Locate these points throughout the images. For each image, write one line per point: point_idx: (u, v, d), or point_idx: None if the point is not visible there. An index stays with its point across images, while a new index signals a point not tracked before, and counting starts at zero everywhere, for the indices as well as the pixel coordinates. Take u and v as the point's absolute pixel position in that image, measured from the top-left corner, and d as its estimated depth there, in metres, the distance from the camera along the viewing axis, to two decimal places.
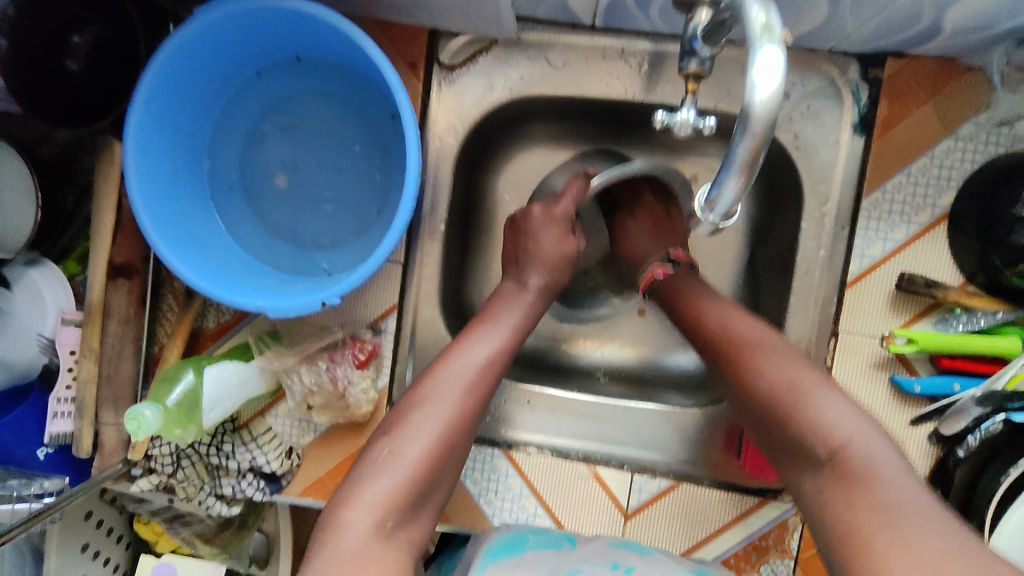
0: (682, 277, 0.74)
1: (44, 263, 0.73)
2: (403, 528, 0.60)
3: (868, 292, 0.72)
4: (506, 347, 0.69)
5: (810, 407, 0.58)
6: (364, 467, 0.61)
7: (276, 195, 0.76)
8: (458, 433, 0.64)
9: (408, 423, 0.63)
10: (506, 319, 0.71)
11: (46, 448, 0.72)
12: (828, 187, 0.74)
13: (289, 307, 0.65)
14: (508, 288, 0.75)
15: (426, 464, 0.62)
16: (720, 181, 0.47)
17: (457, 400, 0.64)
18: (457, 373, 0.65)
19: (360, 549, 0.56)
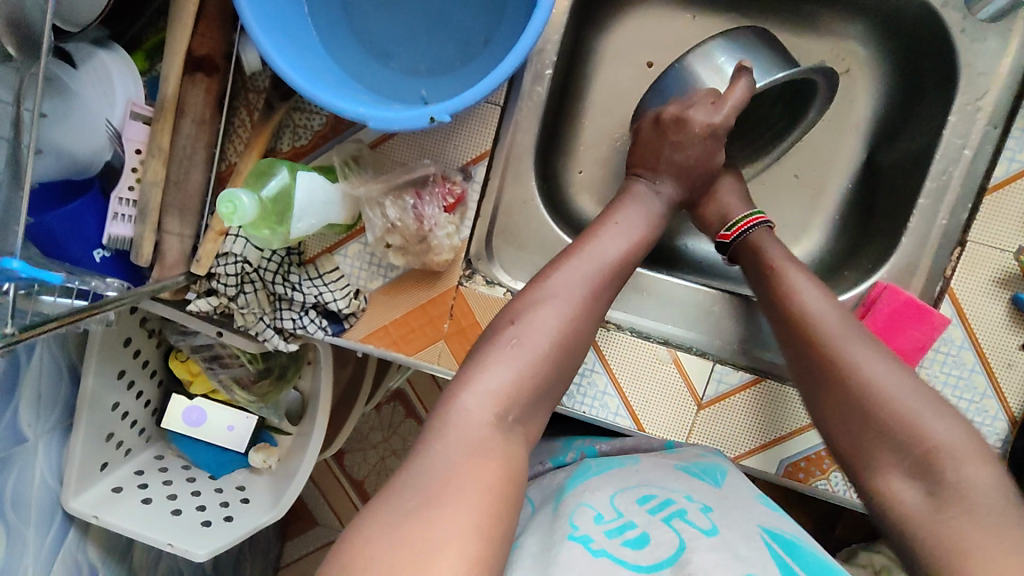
0: (765, 242, 0.68)
1: (115, 49, 0.66)
2: (524, 422, 0.56)
3: (1009, 200, 0.66)
4: (636, 251, 0.66)
5: (920, 429, 0.52)
6: (488, 351, 0.58)
7: (375, 8, 0.68)
8: (584, 324, 0.61)
9: (536, 310, 0.59)
10: (634, 221, 0.68)
11: (102, 251, 0.67)
12: (988, 80, 0.67)
13: (392, 119, 0.58)
14: (639, 189, 0.71)
15: (551, 355, 0.58)
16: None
17: (585, 294, 0.61)
18: (586, 268, 0.62)
19: (485, 432, 0.53)
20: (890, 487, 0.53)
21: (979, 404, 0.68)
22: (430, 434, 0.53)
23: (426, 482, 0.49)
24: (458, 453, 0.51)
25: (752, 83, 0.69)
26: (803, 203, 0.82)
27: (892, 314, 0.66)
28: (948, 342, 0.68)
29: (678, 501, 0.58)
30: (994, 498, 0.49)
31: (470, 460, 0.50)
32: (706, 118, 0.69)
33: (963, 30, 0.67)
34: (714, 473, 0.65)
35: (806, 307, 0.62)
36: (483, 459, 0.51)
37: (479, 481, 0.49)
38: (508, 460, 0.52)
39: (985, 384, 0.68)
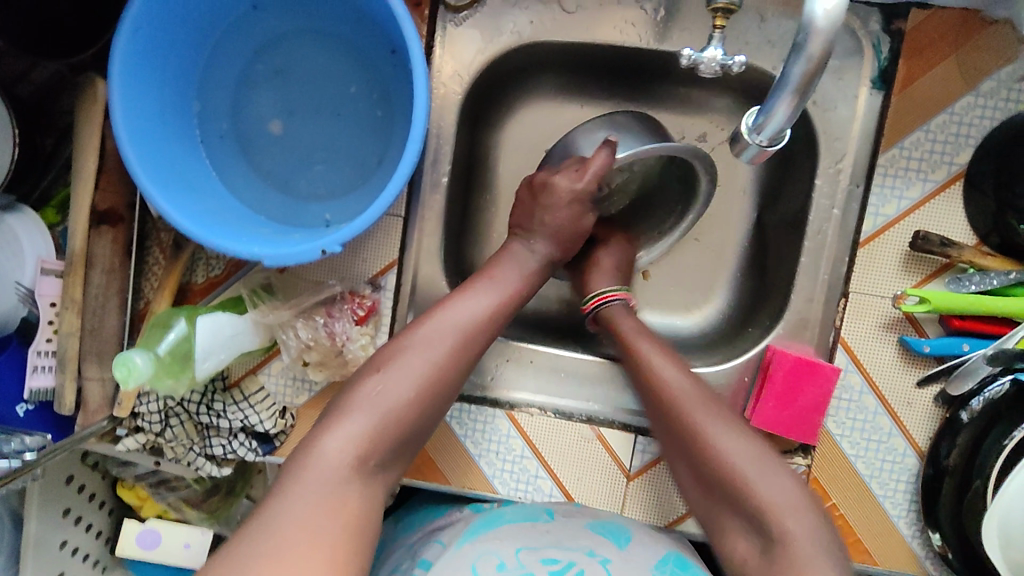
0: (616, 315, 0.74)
1: (22, 209, 0.69)
2: (381, 471, 0.58)
3: (879, 253, 0.71)
4: (507, 305, 0.69)
5: (758, 490, 0.58)
6: (351, 400, 0.59)
7: (272, 143, 0.72)
8: (449, 378, 0.63)
9: (401, 359, 0.61)
10: (509, 279, 0.71)
11: (25, 405, 0.68)
12: (844, 143, 0.73)
13: (287, 255, 0.62)
14: (515, 248, 0.75)
15: (413, 405, 0.60)
16: (771, 104, 0.48)
17: (453, 347, 0.64)
18: (454, 320, 0.65)
19: (339, 479, 0.54)
20: (732, 542, 0.60)
21: (888, 444, 0.73)
22: (286, 477, 0.54)
23: (278, 529, 0.50)
24: (311, 499, 0.52)
25: (613, 155, 0.74)
26: (706, 263, 0.86)
27: (787, 375, 0.70)
28: (848, 388, 0.72)
29: (580, 561, 0.60)
30: (815, 545, 0.55)
31: (318, 508, 0.52)
32: (569, 184, 0.74)
33: (816, 101, 0.73)
34: (619, 535, 0.66)
35: (672, 386, 0.66)
36: (332, 508, 0.52)
37: (331, 527, 0.51)
38: (362, 506, 0.54)
39: (890, 423, 0.72)
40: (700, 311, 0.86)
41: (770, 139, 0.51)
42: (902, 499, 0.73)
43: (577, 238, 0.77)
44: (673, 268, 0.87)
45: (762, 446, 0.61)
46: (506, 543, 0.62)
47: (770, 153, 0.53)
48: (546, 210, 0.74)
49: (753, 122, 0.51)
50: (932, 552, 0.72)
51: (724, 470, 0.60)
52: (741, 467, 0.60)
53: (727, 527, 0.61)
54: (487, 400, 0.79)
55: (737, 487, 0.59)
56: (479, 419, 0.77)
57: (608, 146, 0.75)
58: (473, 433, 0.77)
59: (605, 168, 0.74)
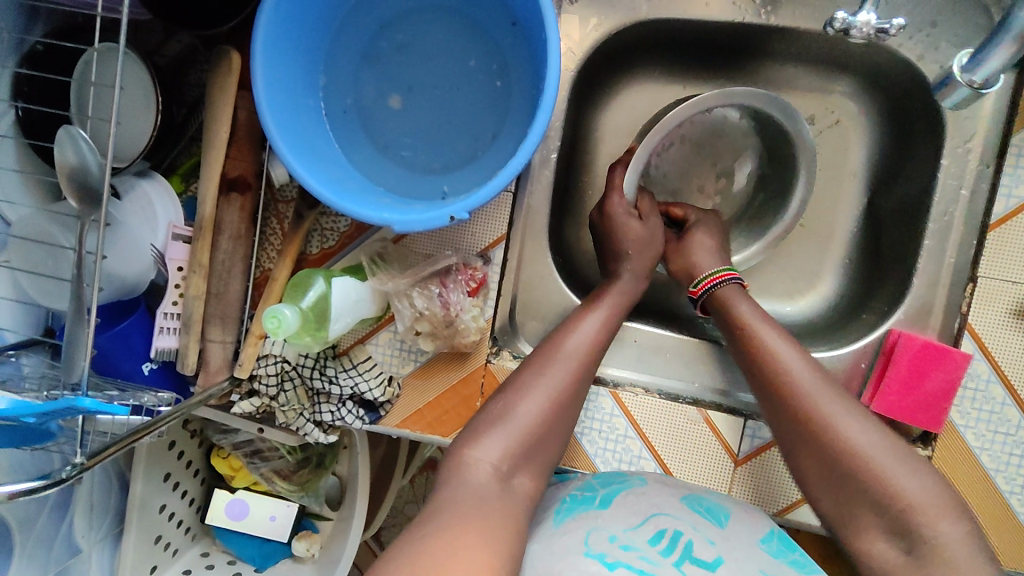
0: (735, 298, 0.70)
1: (154, 176, 0.72)
2: (515, 488, 0.57)
3: (1014, 235, 0.68)
4: (614, 327, 0.69)
5: (887, 480, 0.54)
6: (477, 424, 0.60)
7: (390, 117, 0.73)
8: (572, 404, 0.63)
9: (524, 384, 0.62)
10: (616, 299, 0.70)
11: (150, 364, 0.71)
12: (974, 122, 0.70)
13: (415, 222, 0.62)
14: (618, 270, 0.74)
15: (541, 427, 0.60)
16: (990, 53, 0.52)
17: (572, 372, 0.63)
18: (576, 342, 0.65)
19: (487, 506, 0.53)
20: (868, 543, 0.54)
21: (1017, 437, 0.69)
22: (431, 506, 0.53)
23: (436, 544, 0.49)
24: (460, 524, 0.51)
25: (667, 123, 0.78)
26: (812, 249, 0.84)
27: (911, 359, 0.69)
28: (975, 377, 0.69)
29: (686, 531, 0.59)
30: (970, 552, 0.50)
31: (474, 531, 0.50)
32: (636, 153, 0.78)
33: None
34: (717, 512, 0.64)
35: (792, 369, 0.62)
36: (485, 529, 0.51)
37: (482, 537, 0.50)
38: (510, 528, 0.53)
39: (1019, 416, 0.69)
40: (805, 297, 0.84)
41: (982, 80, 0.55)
42: None
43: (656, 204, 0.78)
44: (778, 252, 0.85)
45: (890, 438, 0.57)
46: (610, 521, 0.60)
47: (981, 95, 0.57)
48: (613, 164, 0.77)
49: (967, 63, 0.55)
50: None
51: (853, 459, 0.56)
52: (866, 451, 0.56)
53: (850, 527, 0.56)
54: (590, 378, 0.78)
55: (871, 481, 0.55)
56: (583, 396, 0.76)
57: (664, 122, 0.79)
58: None
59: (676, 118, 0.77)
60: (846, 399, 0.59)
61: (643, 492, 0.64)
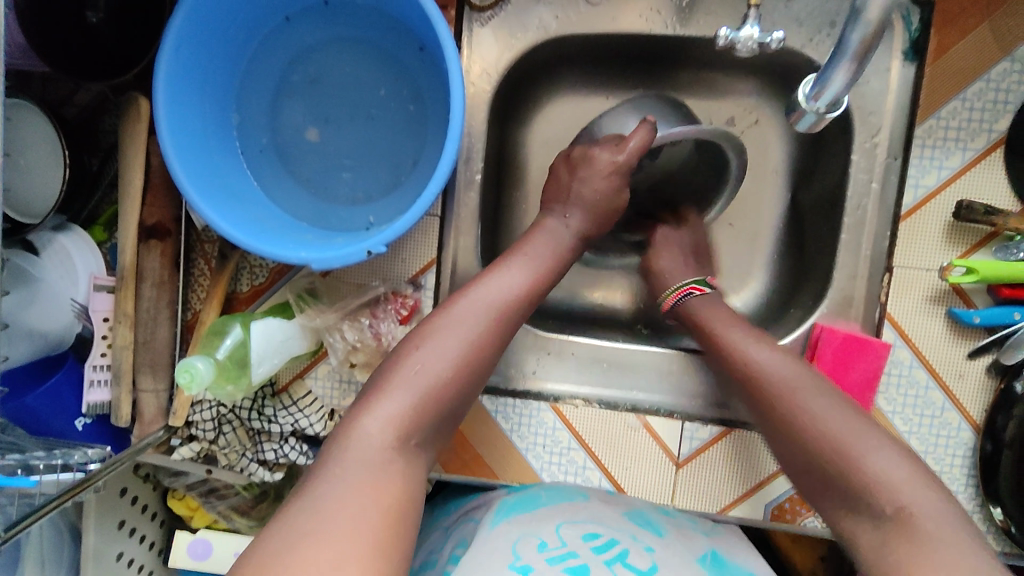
0: (700, 311, 0.73)
1: (72, 228, 0.71)
2: (421, 446, 0.59)
3: (923, 225, 0.70)
4: (537, 283, 0.68)
5: (863, 466, 0.54)
6: (387, 377, 0.60)
7: (308, 150, 0.73)
8: (483, 357, 0.63)
9: (435, 339, 0.61)
10: (541, 262, 0.69)
11: (84, 419, 0.70)
12: (879, 117, 0.72)
13: (333, 258, 0.62)
14: (550, 224, 0.73)
15: (449, 381, 0.60)
16: (828, 73, 0.49)
17: (485, 327, 0.63)
18: (487, 299, 0.65)
19: (381, 456, 0.54)
20: (851, 526, 0.55)
21: (942, 419, 0.72)
22: (327, 456, 0.55)
23: (326, 502, 0.50)
24: (351, 477, 0.52)
25: (653, 131, 0.72)
26: (742, 248, 0.86)
27: (835, 353, 0.70)
28: (897, 364, 0.72)
29: (622, 540, 0.60)
30: (947, 527, 0.50)
31: (363, 482, 0.52)
32: (608, 157, 0.73)
33: None
34: (656, 524, 0.66)
35: (758, 365, 0.65)
36: (378, 479, 0.53)
37: (376, 503, 0.51)
38: (405, 479, 0.55)
39: (942, 398, 0.72)
40: (738, 295, 0.86)
41: (827, 106, 0.53)
42: (959, 474, 0.72)
43: (613, 214, 0.76)
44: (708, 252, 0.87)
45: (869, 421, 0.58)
46: (543, 524, 0.62)
47: (828, 119, 0.54)
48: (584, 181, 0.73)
49: (809, 91, 0.53)
50: (992, 528, 0.72)
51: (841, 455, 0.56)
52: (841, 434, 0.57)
53: (840, 518, 0.56)
54: (530, 395, 0.79)
55: (843, 464, 0.56)
56: (524, 413, 0.77)
57: (646, 124, 0.73)
58: (518, 428, 0.77)
59: (647, 143, 0.72)
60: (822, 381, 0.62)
61: (586, 506, 0.66)
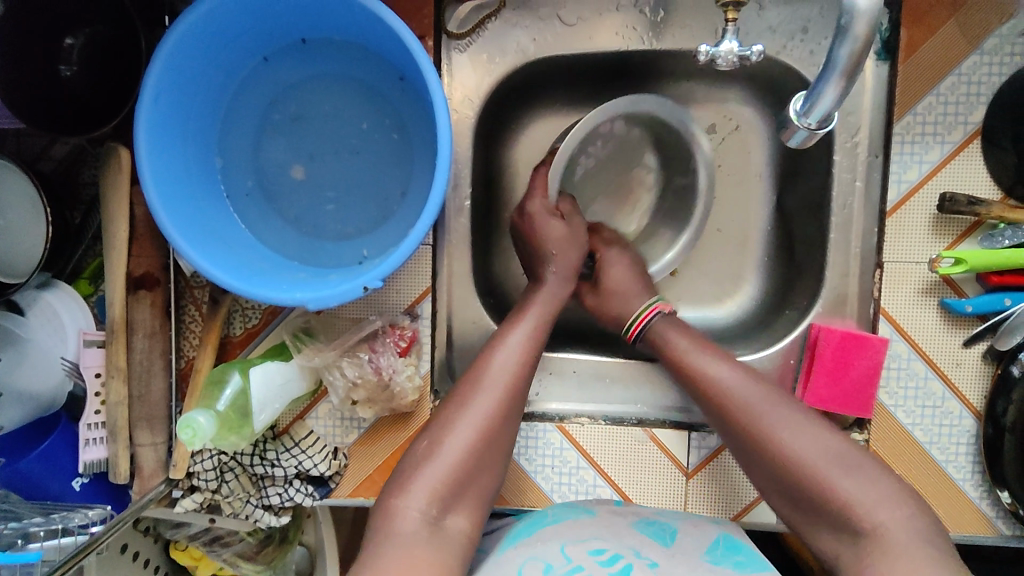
0: (667, 332, 0.73)
1: (57, 285, 0.69)
2: (462, 515, 0.59)
3: (909, 220, 0.72)
4: (542, 332, 0.69)
5: (835, 484, 0.56)
6: (414, 454, 0.61)
7: (294, 189, 0.72)
8: (510, 420, 0.63)
9: (458, 409, 0.62)
10: (542, 311, 0.71)
11: (81, 479, 0.68)
12: (857, 117, 0.74)
13: (329, 297, 0.61)
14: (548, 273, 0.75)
15: (480, 449, 0.61)
16: (820, 88, 0.51)
17: (505, 387, 0.64)
18: (499, 364, 0.65)
19: (416, 532, 0.55)
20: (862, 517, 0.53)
21: (943, 409, 0.72)
22: (370, 539, 0.56)
23: None
24: (392, 557, 0.53)
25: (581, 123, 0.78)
26: (731, 253, 0.87)
27: (836, 351, 0.71)
28: (896, 357, 0.72)
29: (626, 554, 0.59)
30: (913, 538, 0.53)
31: (403, 561, 0.52)
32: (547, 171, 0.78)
33: None
34: (665, 527, 0.66)
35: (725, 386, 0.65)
36: (417, 556, 0.53)
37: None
38: (445, 555, 0.55)
39: (941, 388, 0.72)
40: (731, 299, 0.86)
41: (819, 120, 0.54)
42: (964, 462, 0.73)
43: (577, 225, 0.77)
44: (699, 258, 0.87)
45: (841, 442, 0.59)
46: (550, 545, 0.61)
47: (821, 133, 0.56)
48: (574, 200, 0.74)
49: (802, 105, 0.54)
50: (1002, 512, 0.73)
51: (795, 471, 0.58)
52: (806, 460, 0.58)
53: (818, 535, 0.58)
54: (535, 416, 0.78)
55: (811, 483, 0.57)
56: (530, 435, 0.76)
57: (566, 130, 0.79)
58: (527, 450, 0.76)
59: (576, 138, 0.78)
60: (784, 399, 0.63)
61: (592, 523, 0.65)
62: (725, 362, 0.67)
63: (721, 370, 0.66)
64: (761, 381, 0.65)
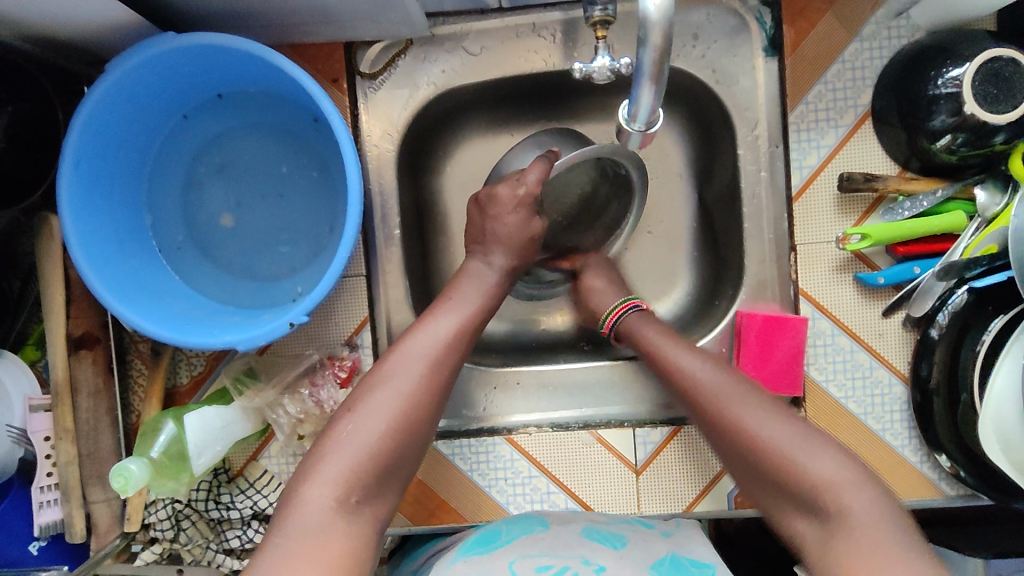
0: (639, 324, 0.74)
1: (1, 353, 0.71)
2: (369, 504, 0.59)
3: (814, 203, 0.75)
4: (469, 324, 0.69)
5: (808, 463, 0.57)
6: (327, 441, 0.60)
7: (224, 236, 0.75)
8: (424, 408, 0.63)
9: (370, 396, 0.62)
10: (468, 303, 0.71)
11: (37, 543, 0.69)
12: (754, 111, 0.77)
13: (257, 336, 0.64)
14: (474, 266, 0.76)
15: (393, 436, 0.60)
16: (636, 93, 0.52)
17: (421, 374, 0.64)
18: (419, 350, 0.65)
19: (323, 521, 0.55)
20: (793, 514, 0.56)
21: (872, 378, 0.75)
22: (274, 527, 0.56)
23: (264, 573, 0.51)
24: (292, 546, 0.53)
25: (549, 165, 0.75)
26: (662, 252, 0.90)
27: (757, 333, 0.74)
28: (820, 334, 0.75)
29: (572, 564, 0.60)
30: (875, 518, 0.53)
31: (304, 550, 0.53)
32: (510, 192, 0.76)
33: (718, 81, 0.78)
34: (614, 538, 0.67)
35: (696, 376, 0.66)
36: (320, 546, 0.53)
37: (325, 566, 0.52)
38: (348, 542, 0.55)
39: (868, 359, 0.75)
40: (667, 297, 0.89)
41: (644, 125, 0.56)
42: (900, 429, 0.75)
43: (531, 243, 0.78)
44: (633, 261, 0.90)
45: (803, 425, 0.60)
46: (499, 561, 0.61)
47: (650, 134, 0.57)
48: (495, 218, 0.76)
49: (627, 112, 0.55)
50: (943, 473, 0.75)
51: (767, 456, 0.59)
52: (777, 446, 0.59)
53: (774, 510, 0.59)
54: (484, 430, 0.80)
55: (786, 468, 0.58)
56: (480, 450, 0.78)
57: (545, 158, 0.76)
58: (478, 465, 0.78)
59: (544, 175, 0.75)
60: (750, 391, 0.63)
61: (547, 538, 0.66)
62: (695, 355, 0.68)
63: (702, 369, 0.66)
64: (713, 368, 0.66)
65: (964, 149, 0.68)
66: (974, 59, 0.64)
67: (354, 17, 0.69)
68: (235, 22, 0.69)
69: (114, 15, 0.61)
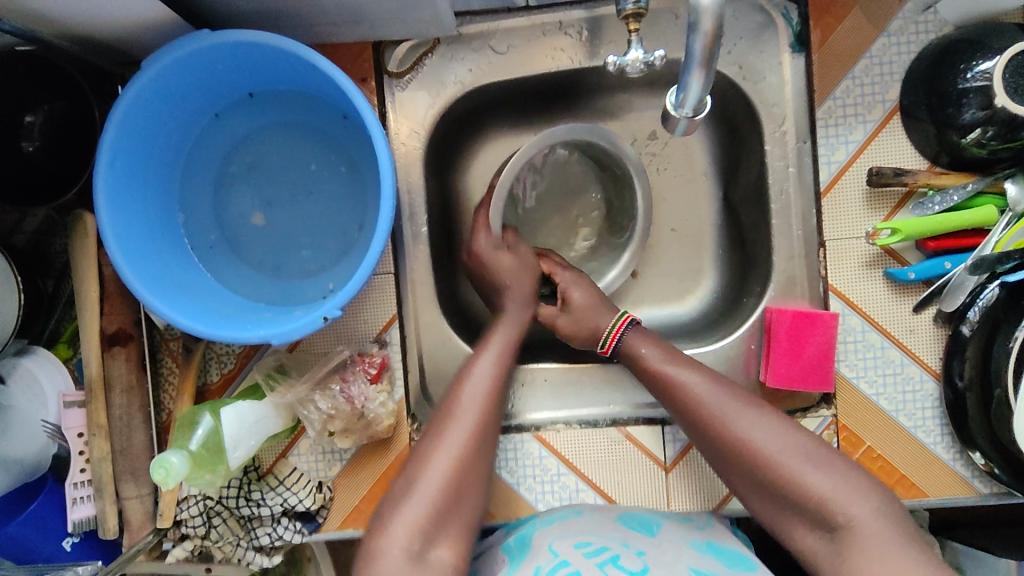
0: (634, 341, 0.74)
1: (35, 351, 0.72)
2: (442, 546, 0.60)
3: (843, 198, 0.75)
4: (507, 361, 0.72)
5: (801, 486, 0.60)
6: (394, 495, 0.62)
7: (255, 234, 0.76)
8: (480, 450, 0.66)
9: (430, 451, 0.64)
10: (503, 341, 0.73)
11: (71, 538, 0.70)
12: (781, 107, 0.78)
13: (291, 331, 0.64)
14: (508, 307, 0.78)
15: (457, 480, 0.63)
16: (685, 79, 0.52)
17: (474, 417, 0.66)
18: (468, 397, 0.68)
19: (403, 570, 0.57)
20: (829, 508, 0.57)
21: (903, 374, 0.74)
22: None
23: None
24: None
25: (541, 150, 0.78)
26: (687, 251, 0.90)
27: (788, 330, 0.74)
28: (850, 331, 0.75)
29: (614, 547, 0.60)
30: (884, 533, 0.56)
31: None
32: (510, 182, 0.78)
33: (744, 78, 0.78)
34: (649, 523, 0.67)
35: (693, 393, 0.67)
36: None
37: None
38: None
39: (899, 355, 0.74)
40: (692, 295, 0.89)
41: (693, 109, 0.56)
42: (933, 426, 0.74)
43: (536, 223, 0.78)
44: (657, 259, 0.90)
45: (800, 442, 0.62)
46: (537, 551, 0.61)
47: (698, 120, 0.57)
48: None
49: (674, 98, 0.56)
50: (977, 470, 0.74)
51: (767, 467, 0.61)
52: (782, 468, 0.61)
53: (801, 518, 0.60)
54: (512, 428, 0.80)
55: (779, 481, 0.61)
56: (509, 448, 0.78)
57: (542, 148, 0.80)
58: (507, 463, 0.78)
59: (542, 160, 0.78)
60: (746, 400, 0.66)
61: (581, 524, 0.66)
62: (699, 374, 0.68)
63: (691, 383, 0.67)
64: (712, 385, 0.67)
65: (994, 143, 0.67)
66: (1003, 53, 0.64)
67: (384, 16, 0.69)
68: (266, 22, 0.70)
69: (151, 14, 0.62)
